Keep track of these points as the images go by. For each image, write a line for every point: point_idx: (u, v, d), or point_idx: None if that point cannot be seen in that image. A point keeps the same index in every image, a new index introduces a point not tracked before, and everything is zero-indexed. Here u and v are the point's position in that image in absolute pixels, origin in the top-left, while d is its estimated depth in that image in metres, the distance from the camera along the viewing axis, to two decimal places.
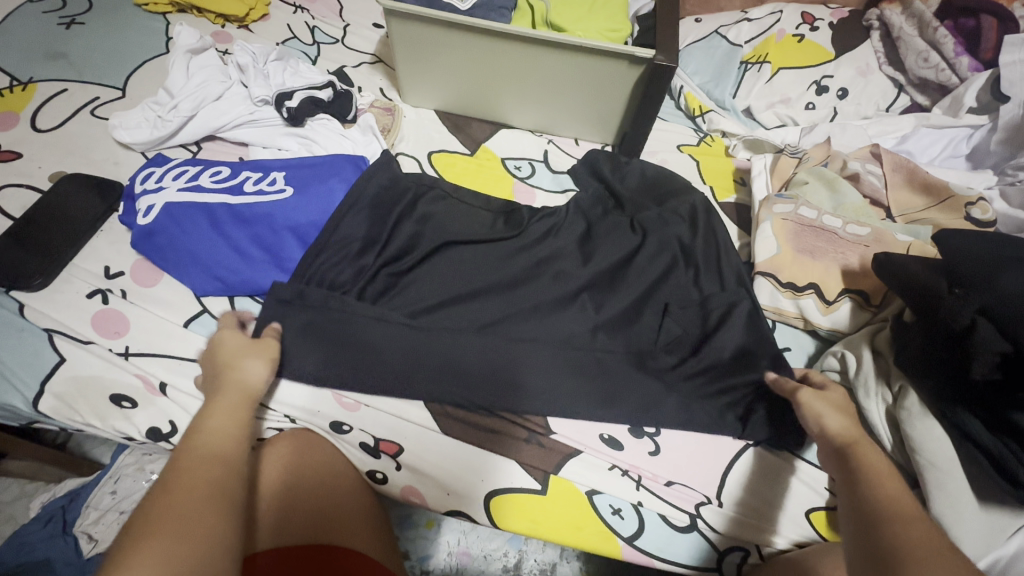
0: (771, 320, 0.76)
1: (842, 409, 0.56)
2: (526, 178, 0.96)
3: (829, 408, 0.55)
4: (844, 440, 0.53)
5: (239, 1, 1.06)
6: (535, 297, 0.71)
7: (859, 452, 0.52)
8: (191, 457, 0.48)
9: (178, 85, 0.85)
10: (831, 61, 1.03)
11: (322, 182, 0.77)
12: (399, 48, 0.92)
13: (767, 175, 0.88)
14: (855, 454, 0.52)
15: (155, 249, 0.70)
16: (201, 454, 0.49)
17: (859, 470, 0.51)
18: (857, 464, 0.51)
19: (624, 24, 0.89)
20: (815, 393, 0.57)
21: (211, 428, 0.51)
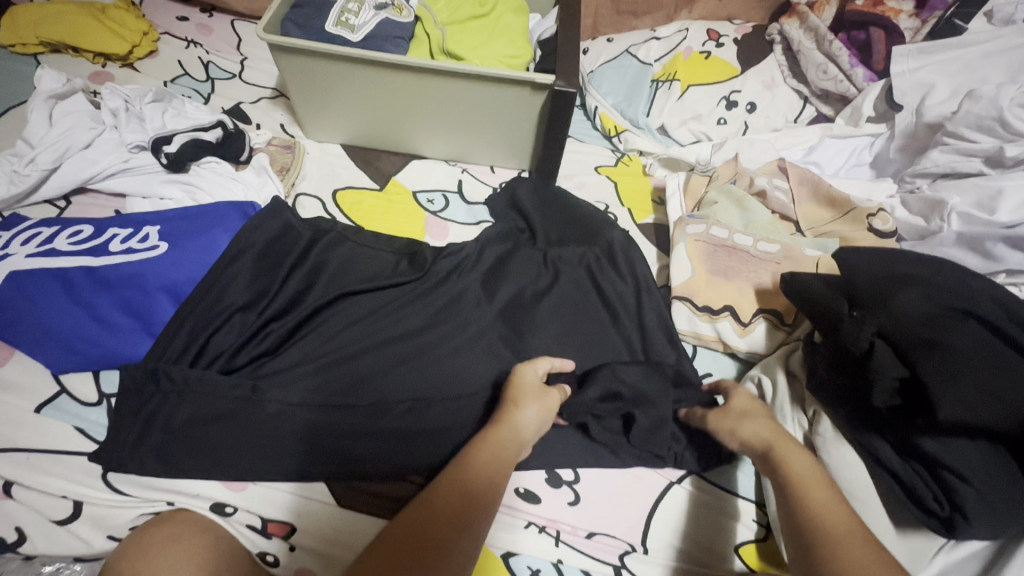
0: (692, 345, 0.75)
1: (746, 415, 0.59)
2: (439, 212, 0.91)
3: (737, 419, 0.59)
4: (766, 442, 0.55)
5: (118, 37, 0.99)
6: (434, 351, 0.70)
7: (783, 457, 0.53)
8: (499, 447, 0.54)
9: (39, 135, 0.77)
10: (738, 77, 1.03)
11: (203, 234, 0.71)
12: (294, 84, 0.87)
13: (681, 195, 0.87)
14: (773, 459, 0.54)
15: (1, 326, 0.62)
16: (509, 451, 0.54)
17: (783, 479, 0.52)
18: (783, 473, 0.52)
19: (524, 49, 0.86)
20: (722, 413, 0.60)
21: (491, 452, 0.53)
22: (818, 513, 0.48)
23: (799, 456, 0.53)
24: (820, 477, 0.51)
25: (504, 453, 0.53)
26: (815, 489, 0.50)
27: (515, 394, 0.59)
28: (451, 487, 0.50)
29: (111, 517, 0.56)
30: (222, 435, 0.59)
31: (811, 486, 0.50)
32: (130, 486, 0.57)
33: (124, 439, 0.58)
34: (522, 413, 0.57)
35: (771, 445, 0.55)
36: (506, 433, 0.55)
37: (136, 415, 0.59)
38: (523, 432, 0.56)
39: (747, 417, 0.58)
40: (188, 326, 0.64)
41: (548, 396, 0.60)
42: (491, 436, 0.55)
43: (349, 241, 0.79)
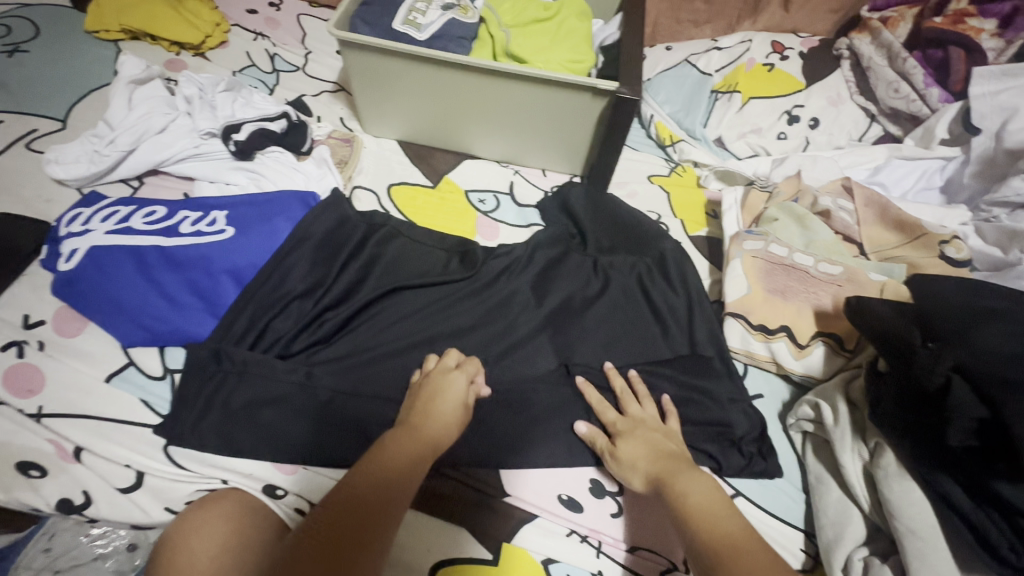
0: (743, 363, 0.74)
1: (635, 462, 0.58)
2: (490, 212, 0.92)
3: (629, 466, 0.58)
4: (654, 472, 0.56)
5: (194, 27, 1.03)
6: (481, 352, 0.70)
7: (672, 486, 0.53)
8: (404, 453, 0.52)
9: (119, 118, 0.81)
10: (802, 91, 1.01)
11: (266, 221, 0.73)
12: (357, 79, 0.89)
13: (738, 210, 0.85)
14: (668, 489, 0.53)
15: (77, 297, 0.64)
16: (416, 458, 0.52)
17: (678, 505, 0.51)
18: (676, 498, 0.51)
19: (587, 55, 0.86)
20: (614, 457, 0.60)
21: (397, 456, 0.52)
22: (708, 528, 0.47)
23: (688, 480, 0.53)
24: (710, 498, 0.50)
25: (410, 459, 0.52)
26: (704, 508, 0.49)
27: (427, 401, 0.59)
28: (346, 497, 0.47)
29: (170, 490, 0.58)
30: (277, 418, 0.61)
31: (701, 507, 0.49)
32: (190, 460, 0.59)
33: (187, 415, 0.60)
34: (432, 419, 0.57)
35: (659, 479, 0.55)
36: (415, 438, 0.54)
37: (199, 392, 0.61)
38: (429, 436, 0.55)
39: (627, 469, 0.58)
40: (249, 308, 0.66)
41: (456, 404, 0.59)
42: (401, 443, 0.53)
43: (401, 238, 0.80)
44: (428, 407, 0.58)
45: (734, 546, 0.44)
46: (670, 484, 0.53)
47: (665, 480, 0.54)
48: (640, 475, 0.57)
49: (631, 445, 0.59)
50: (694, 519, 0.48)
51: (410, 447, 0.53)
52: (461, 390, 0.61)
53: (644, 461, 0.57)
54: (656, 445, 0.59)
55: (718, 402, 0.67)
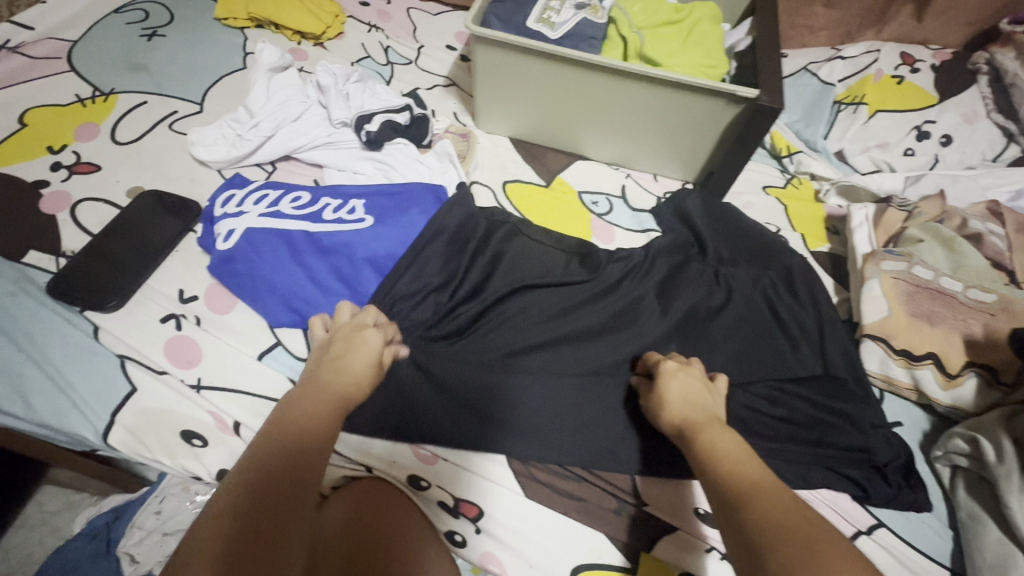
0: (879, 388, 0.71)
1: (668, 399, 0.56)
2: (604, 215, 0.91)
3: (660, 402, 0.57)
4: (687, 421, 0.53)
5: (316, 18, 1.06)
6: (612, 355, 0.69)
7: (699, 433, 0.51)
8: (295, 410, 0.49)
9: (259, 104, 0.84)
10: (934, 106, 0.95)
11: (403, 213, 0.74)
12: (481, 74, 0.89)
13: (870, 228, 0.81)
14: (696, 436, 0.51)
15: (233, 276, 0.67)
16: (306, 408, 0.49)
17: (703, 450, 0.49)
18: (706, 449, 0.49)
19: (720, 60, 0.84)
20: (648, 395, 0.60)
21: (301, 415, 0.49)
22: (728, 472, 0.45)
23: (726, 436, 0.49)
24: (740, 445, 0.48)
25: (319, 411, 0.49)
26: (743, 465, 0.46)
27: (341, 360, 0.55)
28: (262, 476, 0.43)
29: None
30: (425, 408, 0.62)
31: (727, 456, 0.47)
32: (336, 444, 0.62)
33: None
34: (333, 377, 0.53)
35: (695, 423, 0.52)
36: (313, 395, 0.51)
37: None
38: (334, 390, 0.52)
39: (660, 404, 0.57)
40: (391, 298, 0.67)
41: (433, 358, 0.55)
42: (303, 399, 0.50)
43: (524, 237, 0.80)
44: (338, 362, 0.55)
45: (760, 490, 0.43)
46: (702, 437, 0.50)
47: (697, 431, 0.51)
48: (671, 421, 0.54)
49: (676, 383, 0.57)
50: (722, 469, 0.46)
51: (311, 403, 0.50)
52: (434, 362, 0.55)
53: (678, 404, 0.55)
54: (690, 391, 0.56)
55: (859, 426, 0.65)
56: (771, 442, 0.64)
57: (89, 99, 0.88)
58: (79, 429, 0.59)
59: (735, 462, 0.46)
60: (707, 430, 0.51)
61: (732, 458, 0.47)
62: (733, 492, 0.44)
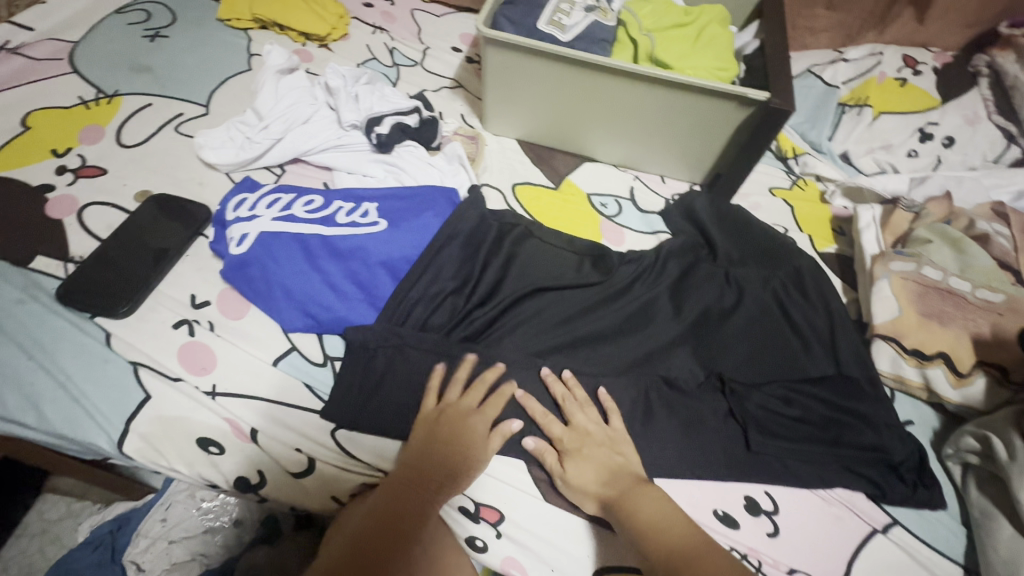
0: (890, 388, 0.72)
1: (586, 458, 0.59)
2: (613, 217, 0.91)
3: (580, 458, 0.59)
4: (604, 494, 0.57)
5: (321, 20, 1.05)
6: (627, 356, 0.70)
7: (629, 506, 0.55)
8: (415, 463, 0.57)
9: (267, 106, 0.83)
10: (937, 108, 0.97)
11: (416, 216, 0.74)
12: (491, 77, 0.89)
13: (877, 229, 0.82)
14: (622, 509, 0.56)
15: (246, 280, 0.66)
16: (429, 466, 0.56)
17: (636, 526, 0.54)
18: (630, 521, 0.54)
19: (731, 62, 0.85)
20: (560, 457, 0.60)
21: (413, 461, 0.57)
22: (655, 534, 0.53)
23: (645, 499, 0.56)
24: (666, 506, 0.56)
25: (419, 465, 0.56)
26: (662, 522, 0.54)
27: (447, 435, 0.58)
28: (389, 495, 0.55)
29: (340, 479, 0.59)
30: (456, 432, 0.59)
31: (657, 526, 0.54)
32: (352, 447, 0.60)
33: (353, 402, 0.61)
34: (439, 454, 0.57)
35: (613, 497, 0.57)
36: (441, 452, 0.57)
37: (364, 380, 0.62)
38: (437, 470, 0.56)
39: (573, 460, 0.59)
40: (408, 301, 0.67)
41: (478, 416, 0.60)
42: (412, 460, 0.57)
43: (536, 240, 0.80)
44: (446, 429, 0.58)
45: (681, 548, 0.52)
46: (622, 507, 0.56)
47: (618, 503, 0.56)
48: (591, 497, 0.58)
49: (597, 454, 0.60)
50: (653, 538, 0.53)
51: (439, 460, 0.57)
52: (477, 416, 0.60)
53: (596, 482, 0.58)
54: (601, 461, 0.59)
55: (874, 427, 0.66)
56: (787, 443, 0.64)
57: (92, 102, 0.86)
58: (92, 438, 0.59)
59: (658, 525, 0.54)
60: (625, 497, 0.56)
61: (655, 521, 0.54)
62: (653, 553, 0.52)
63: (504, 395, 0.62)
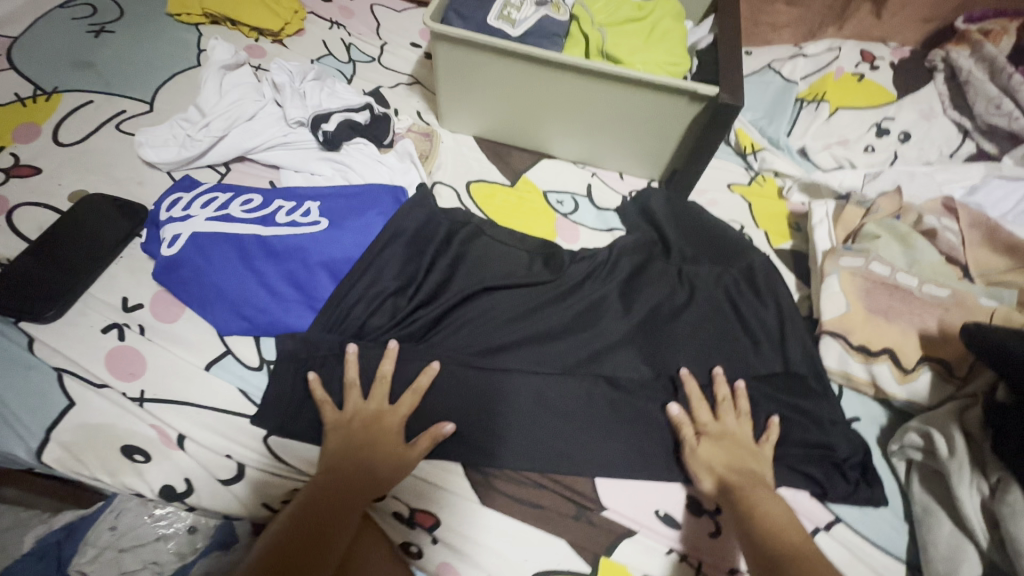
0: (838, 385, 0.71)
1: (721, 440, 0.61)
2: (568, 214, 0.90)
3: (711, 445, 0.60)
4: (734, 484, 0.57)
5: (274, 14, 1.03)
6: (574, 355, 0.69)
7: (750, 500, 0.55)
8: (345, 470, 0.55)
9: (210, 104, 0.81)
10: (893, 104, 0.97)
11: (360, 215, 0.72)
12: (444, 72, 0.87)
13: (830, 225, 0.82)
14: (745, 501, 0.55)
15: (179, 282, 0.64)
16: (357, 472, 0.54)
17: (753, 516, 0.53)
18: (763, 514, 0.53)
19: (683, 57, 0.84)
20: (710, 441, 0.61)
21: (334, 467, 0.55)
22: (768, 530, 0.52)
23: (775, 502, 0.55)
24: (784, 511, 0.54)
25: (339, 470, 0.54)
26: (785, 523, 0.53)
27: (367, 444, 0.56)
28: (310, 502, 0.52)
29: (271, 485, 0.57)
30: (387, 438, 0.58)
31: (776, 523, 0.52)
32: (284, 453, 0.58)
33: (286, 406, 0.60)
34: (363, 457, 0.55)
35: (735, 485, 0.56)
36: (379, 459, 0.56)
37: (298, 382, 0.61)
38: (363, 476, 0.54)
39: (730, 445, 0.60)
40: (348, 302, 0.66)
41: (391, 413, 0.59)
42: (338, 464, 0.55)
43: (484, 237, 0.78)
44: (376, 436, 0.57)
45: (791, 543, 0.50)
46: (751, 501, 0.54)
47: (740, 497, 0.55)
48: (711, 478, 0.58)
49: (720, 449, 0.60)
50: (763, 530, 0.52)
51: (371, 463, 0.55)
52: (391, 414, 0.59)
53: (722, 465, 0.59)
54: (739, 462, 0.59)
55: (818, 423, 0.65)
56: None
57: (29, 99, 0.84)
58: (11, 448, 0.56)
59: (783, 525, 0.52)
60: (759, 493, 0.55)
61: (782, 520, 0.53)
62: (770, 545, 0.50)
63: (420, 389, 0.61)
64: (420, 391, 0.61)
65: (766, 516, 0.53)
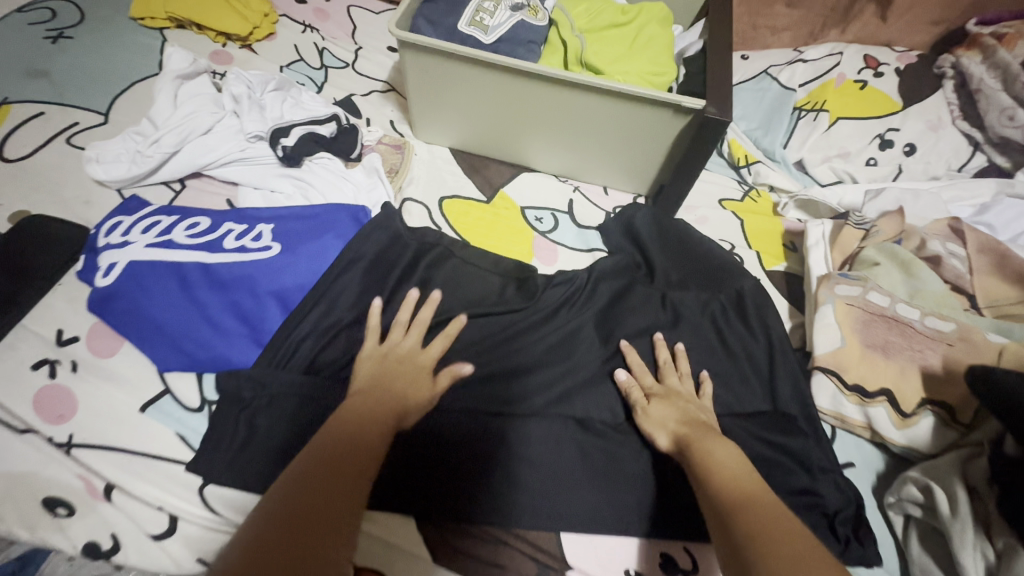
0: (830, 425, 0.66)
1: (669, 402, 0.60)
2: (547, 232, 0.85)
3: (662, 404, 0.60)
4: (687, 436, 0.56)
5: (242, 18, 0.98)
6: (543, 393, 0.64)
7: (703, 449, 0.53)
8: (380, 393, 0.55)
9: (163, 116, 0.76)
10: (899, 112, 0.90)
11: (316, 238, 0.67)
12: (414, 82, 0.82)
13: (825, 246, 0.76)
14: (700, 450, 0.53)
15: (115, 315, 0.60)
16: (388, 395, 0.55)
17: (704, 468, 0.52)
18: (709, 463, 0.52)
19: (669, 66, 0.78)
20: (659, 400, 0.61)
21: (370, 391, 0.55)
22: (720, 475, 0.50)
23: (724, 450, 0.53)
24: (738, 462, 0.52)
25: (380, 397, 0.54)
26: (734, 471, 0.51)
27: (398, 373, 0.57)
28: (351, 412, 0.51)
29: (205, 540, 0.53)
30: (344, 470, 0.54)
31: (727, 473, 0.50)
32: (221, 504, 0.54)
33: (225, 452, 0.55)
34: (386, 392, 0.55)
35: (687, 439, 0.55)
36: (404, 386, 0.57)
37: (238, 426, 0.56)
38: (388, 404, 0.54)
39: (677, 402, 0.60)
40: (297, 336, 0.61)
41: (421, 355, 0.61)
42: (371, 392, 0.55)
43: (452, 259, 0.73)
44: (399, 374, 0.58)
45: (743, 493, 0.48)
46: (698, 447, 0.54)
47: (694, 447, 0.54)
48: (666, 433, 0.57)
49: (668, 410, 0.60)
50: (715, 480, 0.50)
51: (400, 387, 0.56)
52: (421, 354, 0.61)
53: (674, 421, 0.58)
54: (688, 416, 0.59)
55: (807, 471, 0.60)
56: None
57: None
58: None
59: (732, 473, 0.50)
60: (706, 442, 0.55)
61: (729, 469, 0.51)
62: (724, 493, 0.48)
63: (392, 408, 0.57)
64: (450, 337, 0.64)
65: (714, 462, 0.52)
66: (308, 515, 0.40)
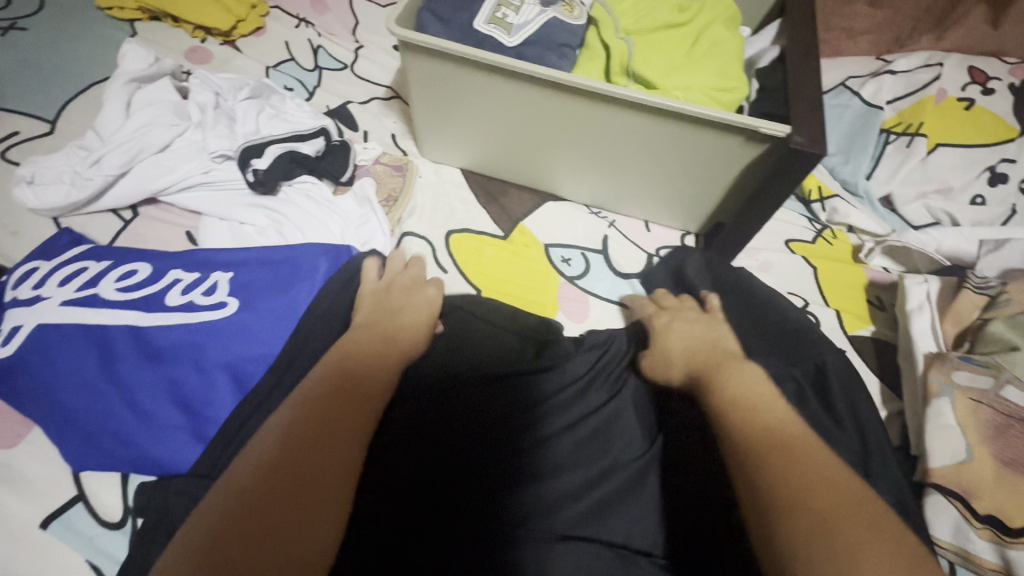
0: (948, 562, 0.49)
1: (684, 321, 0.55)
2: (576, 278, 0.70)
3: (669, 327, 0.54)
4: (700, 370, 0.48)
5: (224, 10, 0.84)
6: (567, 508, 0.46)
7: (718, 375, 0.45)
8: (384, 322, 0.48)
9: (111, 128, 0.62)
10: (1015, 141, 0.72)
11: (283, 293, 0.52)
12: (418, 89, 0.67)
13: (932, 314, 0.59)
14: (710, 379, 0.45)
15: (17, 396, 0.46)
16: (393, 323, 0.48)
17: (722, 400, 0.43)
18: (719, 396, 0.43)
19: (740, 78, 0.62)
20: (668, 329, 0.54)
21: (383, 317, 0.49)
22: (745, 410, 0.41)
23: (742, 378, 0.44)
24: (765, 394, 0.42)
25: (400, 328, 0.47)
26: (755, 400, 0.42)
27: (396, 303, 0.51)
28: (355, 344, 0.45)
29: None
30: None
31: (745, 401, 0.41)
32: None
33: None
34: (387, 322, 0.48)
35: (704, 372, 0.46)
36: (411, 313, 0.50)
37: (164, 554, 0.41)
38: (396, 339, 0.46)
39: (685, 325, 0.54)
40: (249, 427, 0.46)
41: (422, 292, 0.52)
42: (378, 317, 0.49)
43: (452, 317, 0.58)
44: (395, 306, 0.50)
45: (777, 435, 0.38)
46: (715, 371, 0.45)
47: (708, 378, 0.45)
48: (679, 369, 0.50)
49: (681, 334, 0.53)
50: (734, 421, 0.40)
51: (407, 315, 0.49)
52: (416, 280, 0.54)
53: (683, 354, 0.50)
54: (699, 338, 0.51)
55: None
56: None
57: None
58: None
59: (756, 408, 0.41)
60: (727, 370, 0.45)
61: (752, 403, 0.41)
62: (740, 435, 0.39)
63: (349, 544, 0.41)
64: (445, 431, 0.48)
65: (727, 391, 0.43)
66: (297, 454, 0.34)
